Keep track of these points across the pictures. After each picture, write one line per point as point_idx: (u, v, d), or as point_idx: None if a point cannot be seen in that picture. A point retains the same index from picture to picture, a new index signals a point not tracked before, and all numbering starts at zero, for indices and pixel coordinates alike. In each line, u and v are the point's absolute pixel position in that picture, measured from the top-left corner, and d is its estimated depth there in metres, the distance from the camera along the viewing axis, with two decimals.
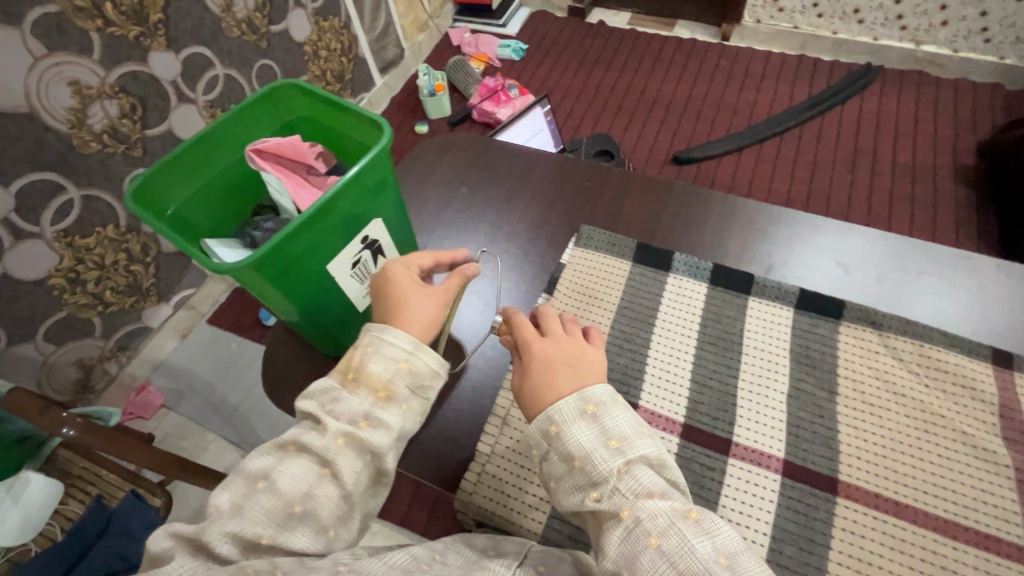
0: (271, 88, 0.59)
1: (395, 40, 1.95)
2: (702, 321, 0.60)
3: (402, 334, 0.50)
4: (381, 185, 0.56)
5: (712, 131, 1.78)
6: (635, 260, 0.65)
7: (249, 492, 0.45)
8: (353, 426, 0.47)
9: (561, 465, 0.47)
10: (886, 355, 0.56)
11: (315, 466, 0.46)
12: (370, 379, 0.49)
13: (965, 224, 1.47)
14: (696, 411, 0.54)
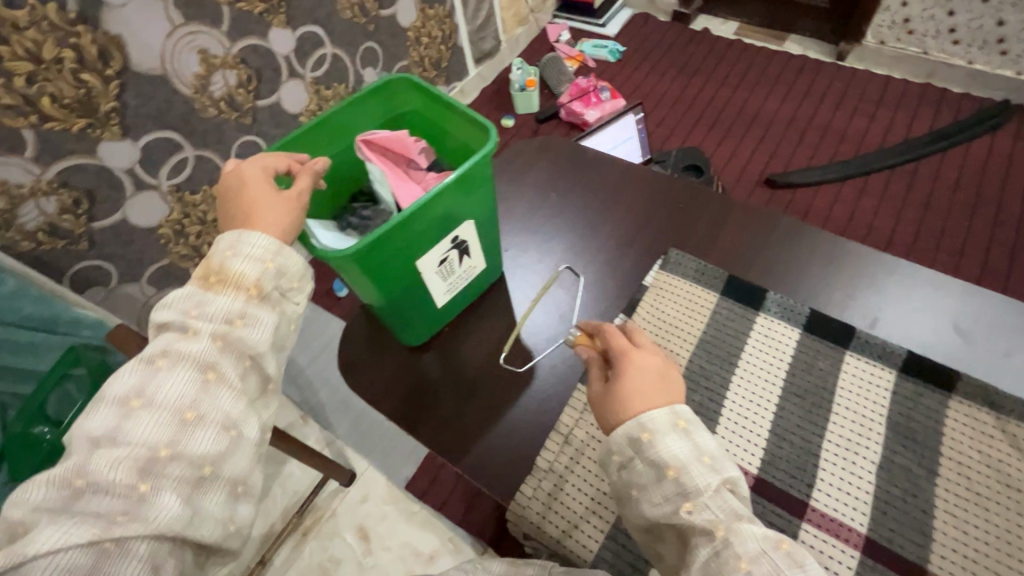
0: (387, 81, 0.61)
1: (494, 32, 1.97)
2: (789, 370, 0.56)
3: (258, 235, 0.49)
4: (480, 188, 0.57)
5: (813, 156, 1.66)
6: (721, 292, 0.62)
7: (128, 412, 0.43)
8: (225, 327, 0.46)
9: (649, 472, 0.45)
10: (1002, 443, 0.50)
11: (193, 377, 0.45)
12: (234, 279, 0.47)
13: None
14: (772, 464, 0.51)
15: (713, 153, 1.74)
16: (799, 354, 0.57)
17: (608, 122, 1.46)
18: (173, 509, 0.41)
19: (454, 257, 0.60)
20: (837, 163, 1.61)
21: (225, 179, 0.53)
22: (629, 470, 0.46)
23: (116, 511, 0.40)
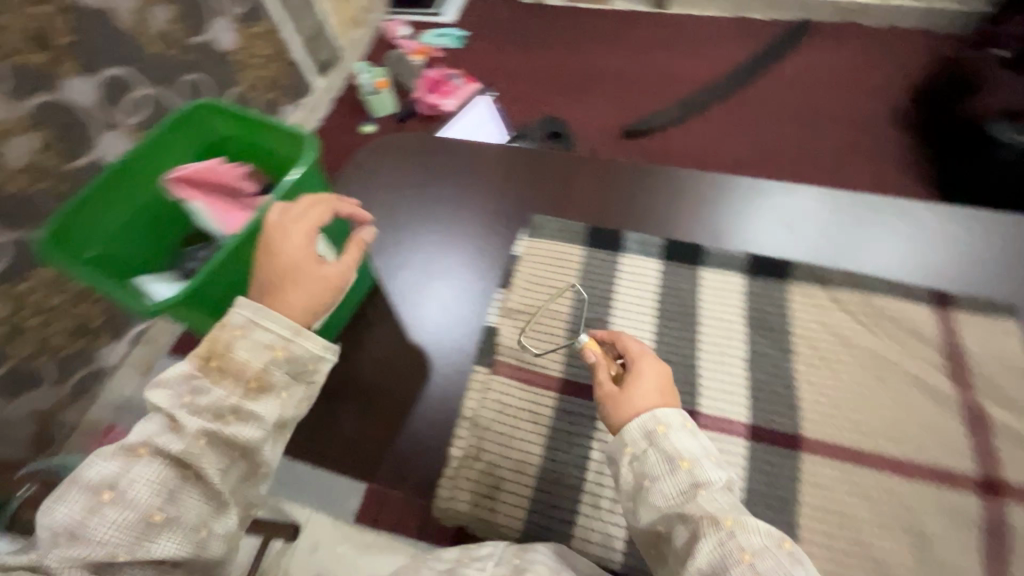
0: (181, 114, 0.63)
1: (328, 39, 1.89)
2: (645, 299, 0.69)
3: (282, 320, 0.52)
4: (311, 196, 0.63)
5: (657, 101, 1.79)
6: (586, 245, 0.72)
7: (98, 508, 0.45)
8: (211, 423, 0.48)
9: (659, 459, 0.50)
10: (837, 308, 0.67)
11: (168, 473, 0.47)
12: (239, 368, 0.50)
13: (904, 172, 1.52)
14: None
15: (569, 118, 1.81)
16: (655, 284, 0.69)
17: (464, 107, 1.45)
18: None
19: None
20: (678, 105, 1.75)
21: (267, 231, 0.54)
22: (642, 467, 0.50)
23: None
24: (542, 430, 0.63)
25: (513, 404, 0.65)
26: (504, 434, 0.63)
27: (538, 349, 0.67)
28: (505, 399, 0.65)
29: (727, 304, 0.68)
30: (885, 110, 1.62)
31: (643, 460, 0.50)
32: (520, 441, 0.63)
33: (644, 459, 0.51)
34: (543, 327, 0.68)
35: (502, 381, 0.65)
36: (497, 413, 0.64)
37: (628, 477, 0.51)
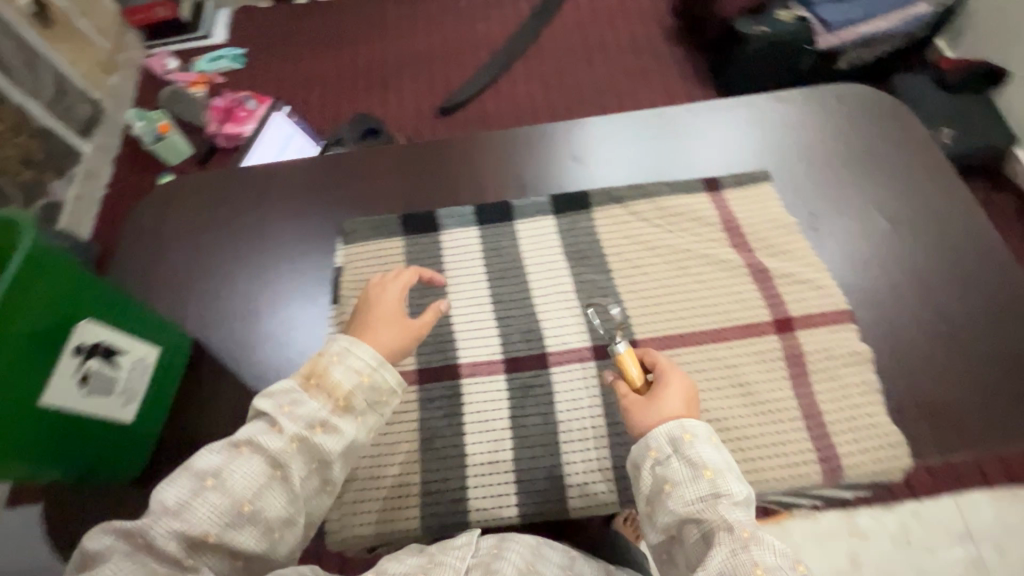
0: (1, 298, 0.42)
1: (79, 92, 1.63)
2: (589, 241, 0.67)
3: (369, 351, 0.54)
4: (81, 283, 0.48)
5: (465, 71, 1.85)
6: (509, 219, 0.69)
7: (232, 514, 0.47)
8: (305, 430, 0.50)
9: (685, 470, 0.49)
10: None
11: (265, 468, 0.49)
12: (331, 388, 0.52)
13: (687, 75, 1.78)
14: (614, 321, 0.62)
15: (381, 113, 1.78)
16: (604, 225, 0.68)
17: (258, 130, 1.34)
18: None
19: (97, 366, 0.50)
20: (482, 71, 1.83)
21: (373, 287, 0.60)
22: (673, 482, 0.49)
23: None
24: (562, 410, 0.58)
25: (521, 396, 0.59)
26: (524, 432, 0.57)
27: (522, 333, 0.62)
28: (512, 396, 0.59)
29: (683, 212, 0.67)
30: (656, 29, 1.87)
31: (668, 463, 0.50)
32: (539, 431, 0.57)
33: (672, 468, 0.49)
34: (519, 309, 0.64)
35: (497, 375, 0.60)
36: (506, 415, 0.58)
37: (646, 477, 0.50)
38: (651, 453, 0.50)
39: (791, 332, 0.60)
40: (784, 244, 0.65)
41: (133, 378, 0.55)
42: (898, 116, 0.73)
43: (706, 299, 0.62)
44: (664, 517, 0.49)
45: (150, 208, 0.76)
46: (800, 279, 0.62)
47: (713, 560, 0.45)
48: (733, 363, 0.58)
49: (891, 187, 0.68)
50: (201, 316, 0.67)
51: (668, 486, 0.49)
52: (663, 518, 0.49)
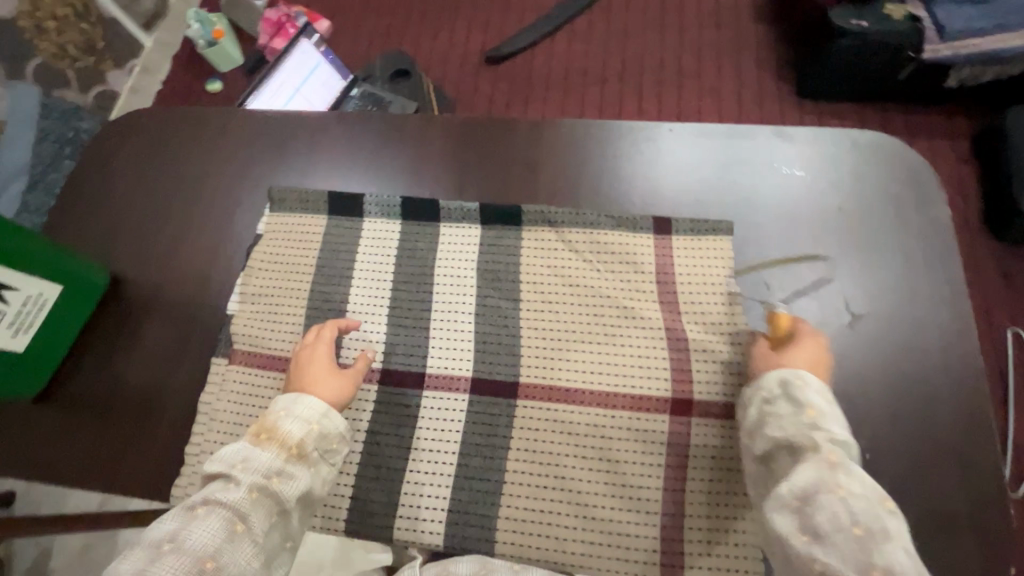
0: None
1: None
2: (508, 263, 0.61)
3: (312, 403, 0.52)
4: None
5: (523, 18, 1.71)
6: (434, 220, 0.64)
7: (195, 572, 0.43)
8: (261, 483, 0.48)
9: (792, 411, 0.46)
10: None
11: (224, 525, 0.46)
12: (282, 439, 0.50)
13: (767, 61, 1.55)
14: (503, 356, 0.58)
15: (425, 51, 1.70)
16: (529, 248, 0.61)
17: (284, 56, 1.31)
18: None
19: None
20: (542, 20, 1.67)
21: (300, 348, 0.57)
22: (776, 416, 0.47)
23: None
24: (420, 437, 0.55)
25: (385, 412, 0.57)
26: (376, 450, 0.55)
27: (408, 346, 0.59)
28: (376, 409, 0.57)
29: (618, 252, 0.60)
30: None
31: (777, 401, 0.48)
32: (391, 453, 0.55)
33: (781, 405, 0.47)
34: (414, 319, 0.60)
35: (370, 384, 0.58)
36: (363, 427, 0.56)
37: (751, 411, 0.49)
38: (760, 392, 0.49)
39: (686, 417, 0.53)
40: (717, 314, 0.57)
41: (24, 312, 0.58)
42: (918, 189, 0.61)
43: (608, 357, 0.57)
44: (760, 445, 0.47)
45: (116, 136, 0.76)
46: (719, 360, 0.55)
47: (799, 479, 0.43)
48: (609, 435, 0.54)
49: (871, 278, 0.58)
50: (132, 259, 0.69)
51: (772, 418, 0.47)
52: (758, 442, 0.47)
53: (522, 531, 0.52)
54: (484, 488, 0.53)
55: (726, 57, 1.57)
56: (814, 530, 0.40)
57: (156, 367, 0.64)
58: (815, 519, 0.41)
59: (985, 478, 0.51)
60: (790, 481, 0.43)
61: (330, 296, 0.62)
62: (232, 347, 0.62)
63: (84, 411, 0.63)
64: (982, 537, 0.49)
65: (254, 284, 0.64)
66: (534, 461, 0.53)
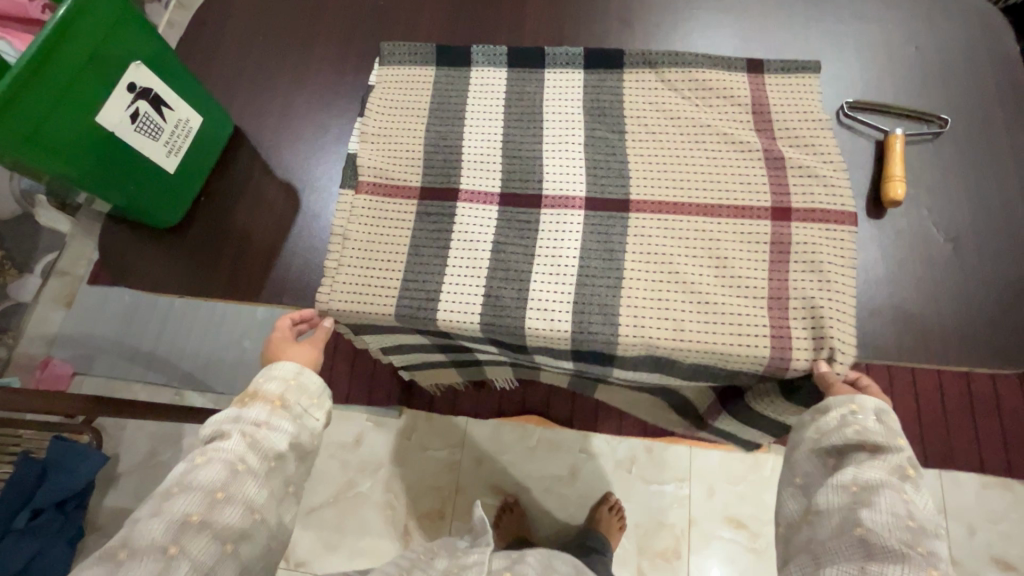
0: (61, 17, 0.53)
1: None
2: (612, 100, 0.67)
3: (283, 364, 0.57)
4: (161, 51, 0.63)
5: None
6: (540, 66, 0.69)
7: (208, 502, 0.50)
8: (250, 433, 0.53)
9: (880, 428, 0.52)
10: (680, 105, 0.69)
11: (224, 468, 0.51)
12: (263, 396, 0.55)
13: None
14: (614, 178, 0.63)
15: None
16: (631, 87, 0.67)
17: None
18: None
19: (144, 106, 0.62)
20: None
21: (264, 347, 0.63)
22: (866, 429, 0.52)
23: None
24: (543, 245, 0.61)
25: (507, 227, 0.62)
26: (503, 257, 0.61)
27: (524, 173, 0.64)
28: (499, 224, 0.62)
29: (715, 87, 0.65)
30: None
31: (864, 415, 0.52)
32: (517, 258, 0.60)
33: (867, 420, 0.52)
34: (527, 152, 0.65)
35: (490, 206, 0.63)
36: (488, 239, 0.61)
37: (832, 416, 0.54)
38: (851, 405, 0.53)
39: (786, 220, 0.59)
40: (810, 137, 0.62)
41: (176, 136, 0.66)
42: (986, 25, 0.68)
43: (711, 175, 0.62)
44: (830, 441, 0.53)
45: (214, 12, 0.80)
46: (815, 173, 0.60)
47: (867, 472, 0.50)
48: (719, 237, 0.59)
49: (950, 105, 0.65)
50: (246, 117, 0.75)
51: (858, 428, 0.52)
52: (831, 440, 0.53)
53: (642, 316, 0.57)
54: (606, 283, 0.59)
55: None
56: (870, 506, 0.48)
57: (285, 201, 0.70)
58: (874, 501, 0.48)
59: None
60: (857, 471, 0.51)
61: (446, 135, 0.67)
62: (358, 180, 0.66)
63: (221, 246, 0.68)
64: None
65: (372, 125, 0.68)
66: (649, 261, 0.59)
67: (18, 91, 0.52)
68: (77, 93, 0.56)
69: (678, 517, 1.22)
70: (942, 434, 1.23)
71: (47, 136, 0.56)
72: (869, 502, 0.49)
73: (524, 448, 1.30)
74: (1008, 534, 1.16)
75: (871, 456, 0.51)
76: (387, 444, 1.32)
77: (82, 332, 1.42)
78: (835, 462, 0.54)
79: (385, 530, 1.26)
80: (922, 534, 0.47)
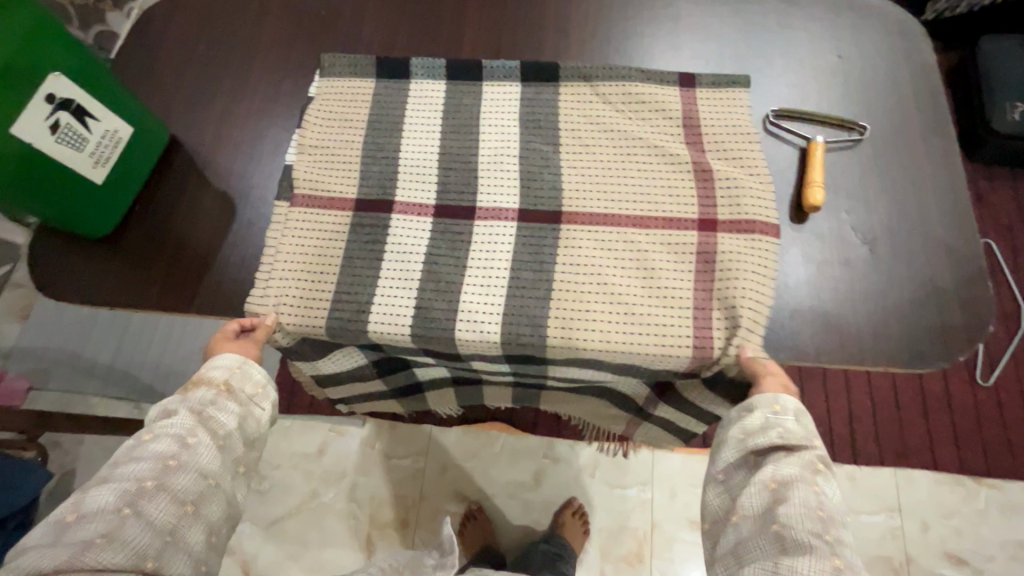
0: None
1: None
2: (548, 112, 0.67)
3: (227, 358, 0.56)
4: (79, 60, 0.60)
5: None
6: (478, 78, 0.69)
7: (160, 469, 0.50)
8: (197, 412, 0.53)
9: (797, 429, 0.53)
10: (601, 104, 0.67)
11: (174, 441, 0.51)
12: (207, 380, 0.55)
13: None
14: (547, 191, 0.63)
15: None
16: (567, 100, 0.67)
17: None
18: (147, 539, 0.48)
19: (67, 118, 0.59)
20: None
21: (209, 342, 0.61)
22: (788, 431, 0.52)
23: (96, 535, 0.46)
24: (475, 258, 0.61)
25: (440, 239, 0.62)
26: (434, 268, 0.61)
27: (458, 185, 0.64)
28: (432, 236, 0.62)
29: (648, 100, 0.66)
30: None
31: (785, 416, 0.53)
32: (448, 271, 0.61)
33: (789, 421, 0.53)
34: (463, 163, 0.65)
35: (424, 218, 0.63)
36: (421, 250, 0.62)
37: (757, 417, 0.54)
38: (774, 406, 0.54)
39: (713, 231, 0.60)
40: (738, 150, 0.64)
41: (103, 146, 0.64)
42: (909, 36, 0.71)
43: (641, 187, 0.63)
44: (755, 443, 0.53)
45: (153, 27, 0.80)
46: (740, 184, 0.61)
47: (784, 469, 0.50)
48: (646, 249, 0.60)
49: (873, 115, 0.67)
50: (183, 128, 0.74)
51: (780, 431, 0.52)
52: (755, 441, 0.53)
53: (571, 327, 0.58)
54: (536, 294, 0.59)
55: None
56: (786, 501, 0.48)
57: (222, 210, 0.70)
58: (790, 496, 0.49)
59: (952, 286, 0.61)
60: (776, 468, 0.51)
61: (383, 146, 0.67)
62: (293, 192, 0.66)
63: (157, 254, 0.68)
64: (953, 317, 0.60)
65: (310, 137, 0.68)
66: (579, 273, 0.60)
67: None
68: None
69: (640, 520, 1.23)
70: (895, 432, 1.26)
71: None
72: (785, 498, 0.49)
73: (488, 454, 1.30)
74: (959, 529, 1.18)
75: (786, 453, 0.52)
76: (349, 453, 1.31)
77: (38, 344, 1.40)
78: (760, 463, 0.54)
79: (348, 539, 1.25)
80: (830, 523, 0.48)
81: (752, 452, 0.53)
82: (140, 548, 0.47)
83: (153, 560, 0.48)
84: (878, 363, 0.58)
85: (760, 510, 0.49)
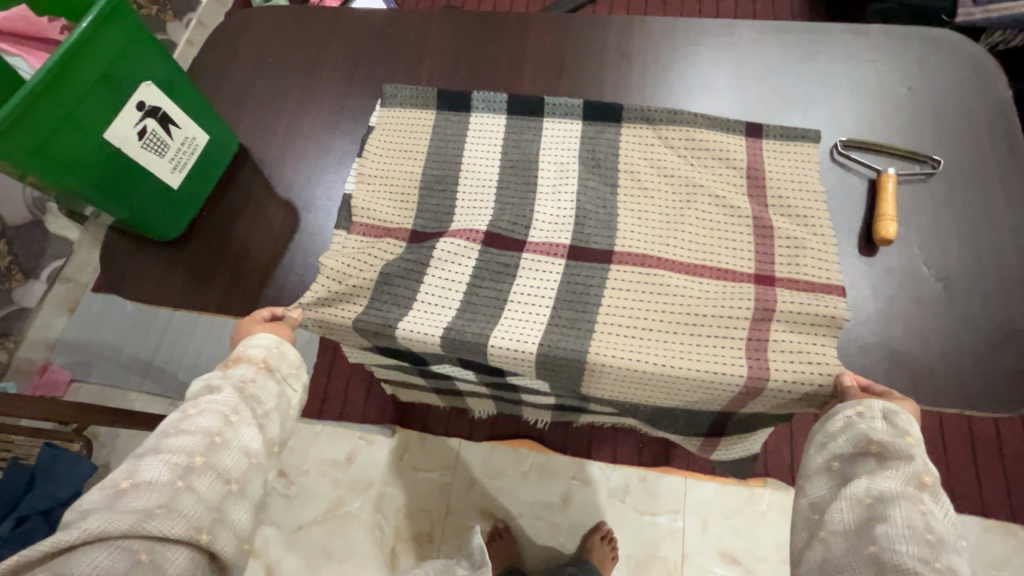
0: (82, 42, 0.53)
1: None
2: (608, 151, 0.67)
3: (261, 336, 0.57)
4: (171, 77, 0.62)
5: None
6: (539, 115, 0.69)
7: (207, 445, 0.48)
8: (239, 390, 0.52)
9: (887, 429, 0.48)
10: (660, 146, 0.67)
11: (219, 416, 0.50)
12: (244, 358, 0.55)
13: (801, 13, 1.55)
14: (602, 231, 0.63)
15: None
16: (628, 142, 0.67)
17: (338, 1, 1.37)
18: (199, 512, 0.46)
19: (153, 125, 0.61)
20: None
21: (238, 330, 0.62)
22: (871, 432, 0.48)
23: (153, 505, 0.44)
24: (522, 291, 0.61)
25: (489, 271, 0.62)
26: (478, 299, 0.61)
27: (513, 218, 0.64)
28: (480, 264, 0.62)
29: (711, 147, 0.66)
30: None
31: (871, 417, 0.49)
32: (494, 301, 0.61)
33: (874, 422, 0.48)
34: (520, 200, 0.66)
35: (473, 244, 0.63)
36: (465, 279, 0.62)
37: (838, 419, 0.50)
38: (856, 406, 0.49)
39: (769, 287, 0.59)
40: (801, 207, 0.63)
41: (182, 153, 0.66)
42: (981, 73, 0.69)
43: (697, 234, 0.62)
44: (838, 449, 0.50)
45: (224, 41, 0.84)
46: (801, 242, 0.60)
47: (880, 484, 0.46)
48: (697, 294, 0.59)
49: (944, 149, 0.66)
50: (250, 135, 0.77)
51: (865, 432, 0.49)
52: (838, 447, 0.50)
53: (609, 367, 0.58)
54: (579, 333, 0.59)
55: (763, 8, 1.57)
56: (885, 519, 0.44)
57: (284, 217, 0.71)
58: (889, 514, 0.44)
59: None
60: (871, 482, 0.46)
61: (441, 176, 0.68)
62: (351, 222, 0.67)
63: (219, 255, 0.70)
64: None
65: (370, 167, 0.69)
66: (622, 314, 0.59)
67: (30, 110, 0.51)
68: (85, 111, 0.55)
69: (671, 549, 1.20)
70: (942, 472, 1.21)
71: (53, 146, 0.54)
72: (884, 517, 0.44)
73: (516, 472, 1.29)
74: None
75: (880, 464, 0.47)
76: (375, 459, 1.31)
77: (83, 340, 1.44)
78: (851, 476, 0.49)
79: (373, 553, 1.24)
80: (941, 548, 0.42)
81: (836, 458, 0.49)
82: (194, 521, 0.45)
83: (206, 534, 0.46)
84: (952, 404, 0.56)
85: (854, 524, 0.45)
